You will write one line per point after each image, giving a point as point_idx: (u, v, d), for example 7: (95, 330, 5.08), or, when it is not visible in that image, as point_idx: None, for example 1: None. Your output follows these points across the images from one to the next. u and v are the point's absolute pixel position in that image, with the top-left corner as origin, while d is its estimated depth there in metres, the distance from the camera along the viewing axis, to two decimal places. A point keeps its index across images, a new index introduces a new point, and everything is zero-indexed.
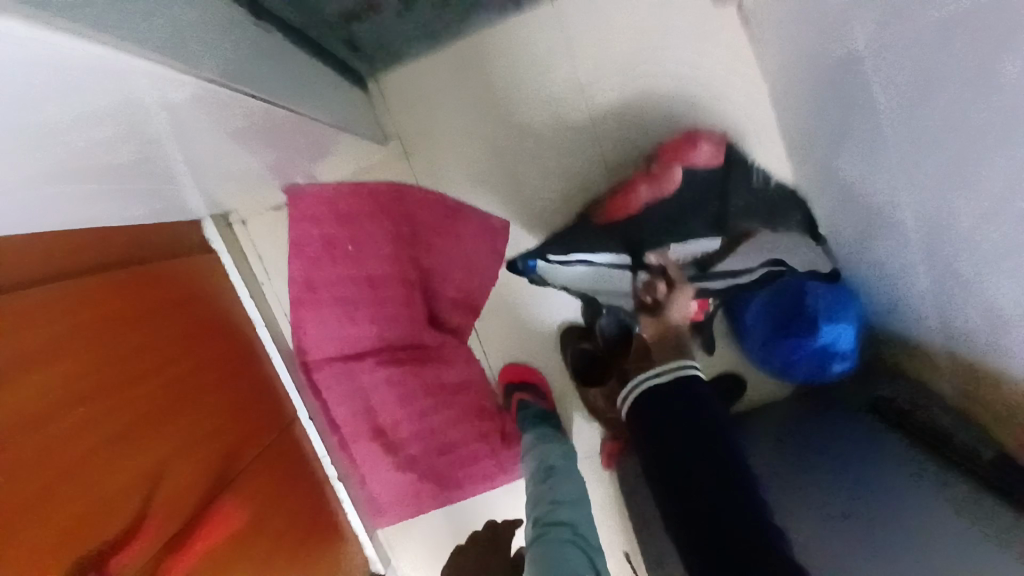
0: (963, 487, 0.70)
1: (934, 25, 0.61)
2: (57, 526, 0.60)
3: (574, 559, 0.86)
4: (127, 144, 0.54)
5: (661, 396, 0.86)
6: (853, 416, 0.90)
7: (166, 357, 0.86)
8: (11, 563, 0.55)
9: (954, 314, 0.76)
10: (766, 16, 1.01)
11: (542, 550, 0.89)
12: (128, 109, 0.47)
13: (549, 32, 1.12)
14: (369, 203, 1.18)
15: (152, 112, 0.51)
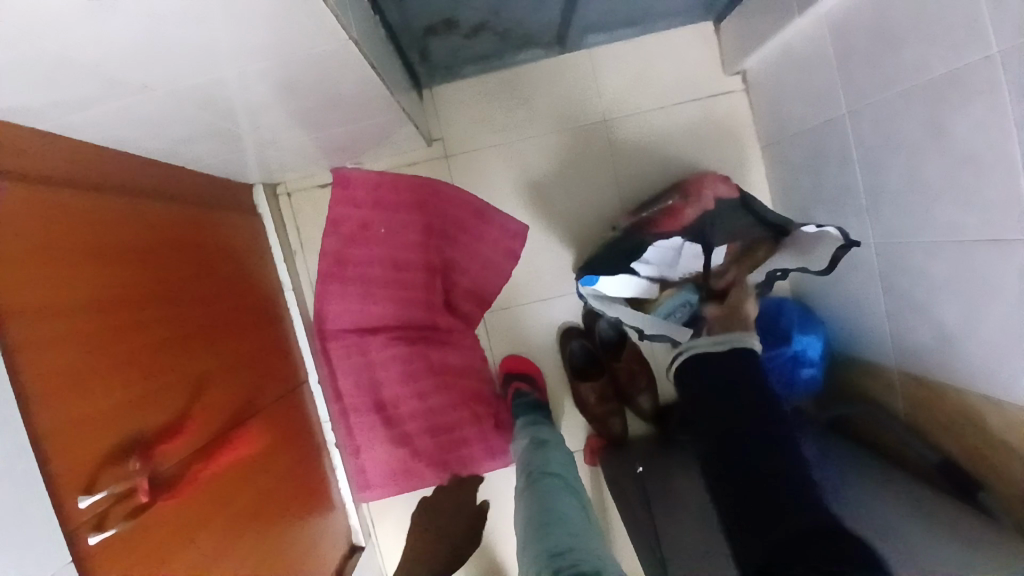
0: (946, 506, 0.84)
1: (982, 97, 0.72)
2: (109, 400, 0.71)
3: (566, 501, 0.87)
4: (223, 65, 0.66)
5: (710, 365, 0.98)
6: (856, 455, 1.01)
7: (204, 301, 0.96)
8: (73, 412, 0.65)
9: (911, 335, 0.98)
10: (771, 86, 1.19)
11: (535, 497, 0.89)
12: (257, 30, 0.61)
13: (586, 70, 1.26)
14: (405, 194, 1.26)
15: (262, 48, 0.65)
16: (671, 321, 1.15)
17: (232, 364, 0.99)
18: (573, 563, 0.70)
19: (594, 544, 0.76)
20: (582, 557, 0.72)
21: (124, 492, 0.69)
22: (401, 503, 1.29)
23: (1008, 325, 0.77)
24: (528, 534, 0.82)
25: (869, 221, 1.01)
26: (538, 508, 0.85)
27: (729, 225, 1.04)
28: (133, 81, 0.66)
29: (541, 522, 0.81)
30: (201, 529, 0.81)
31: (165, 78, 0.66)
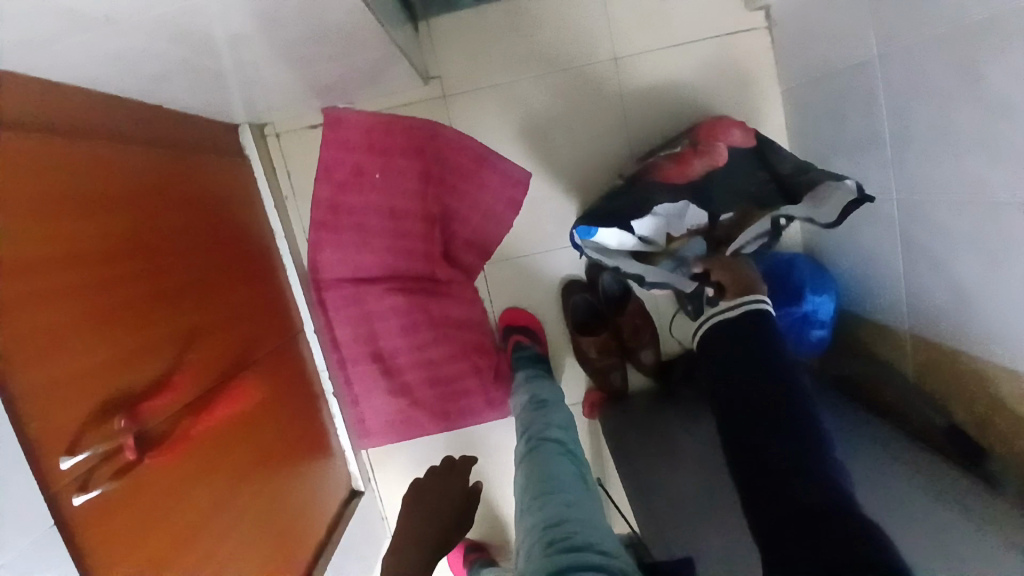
0: (955, 477, 0.82)
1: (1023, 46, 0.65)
2: (91, 360, 0.68)
3: (565, 469, 0.85)
4: None
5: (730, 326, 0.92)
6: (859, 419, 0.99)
7: (192, 252, 0.92)
8: (51, 375, 0.62)
9: (927, 299, 0.94)
10: (794, 22, 1.09)
11: (534, 463, 0.87)
12: None
13: (596, 2, 1.16)
14: (401, 136, 1.19)
15: None
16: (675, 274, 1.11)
17: (223, 316, 0.96)
18: (567, 539, 0.69)
19: (591, 516, 0.75)
20: (578, 531, 0.70)
21: (111, 451, 0.68)
22: (400, 453, 1.29)
23: None
24: (525, 502, 0.81)
25: (892, 173, 0.94)
26: (535, 475, 0.84)
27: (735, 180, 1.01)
28: (89, 15, 0.59)
29: (538, 491, 0.80)
30: (194, 485, 0.80)
31: (119, 11, 0.60)
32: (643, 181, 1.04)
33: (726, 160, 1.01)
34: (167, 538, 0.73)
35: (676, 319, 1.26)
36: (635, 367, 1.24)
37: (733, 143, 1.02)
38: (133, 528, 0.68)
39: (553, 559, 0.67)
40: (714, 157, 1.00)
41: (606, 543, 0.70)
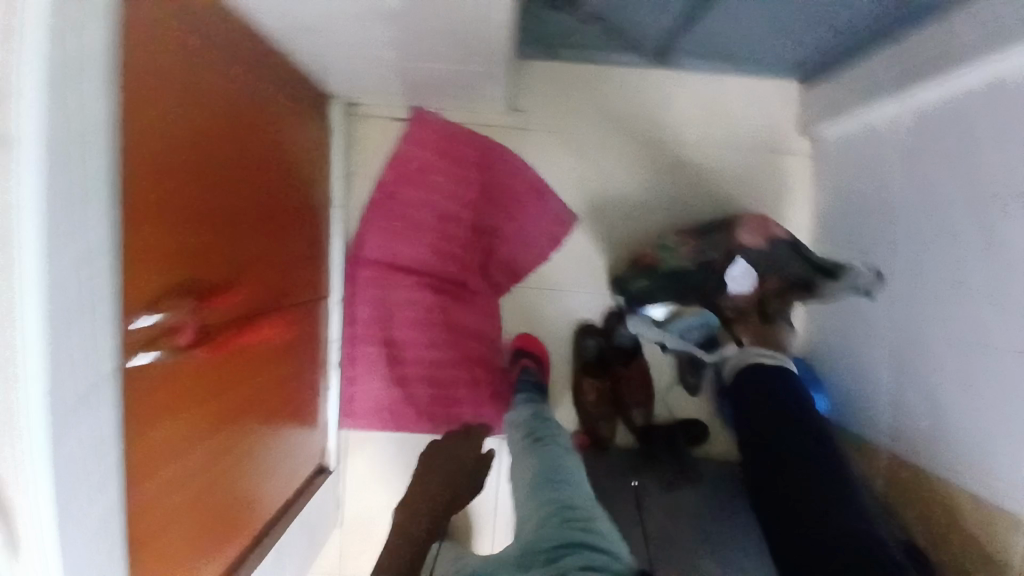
0: None
1: None
2: (175, 241, 0.70)
3: (573, 468, 0.95)
4: None
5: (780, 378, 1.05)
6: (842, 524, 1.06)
7: (271, 187, 0.97)
8: (148, 240, 0.65)
9: (906, 416, 1.04)
10: (837, 157, 1.25)
11: (542, 459, 0.98)
12: None
13: (673, 91, 1.31)
14: (472, 151, 1.28)
15: None
16: (686, 339, 1.18)
17: (276, 254, 0.99)
18: (576, 529, 0.80)
19: (595, 512, 0.85)
20: (585, 524, 0.81)
21: (172, 326, 0.69)
22: (379, 442, 1.31)
23: (999, 429, 0.83)
24: (533, 490, 0.92)
25: (898, 300, 1.06)
26: (544, 470, 0.95)
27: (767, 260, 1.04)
28: None
29: (547, 485, 0.91)
30: (216, 392, 0.81)
31: None
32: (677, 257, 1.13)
33: (765, 248, 1.03)
34: (181, 429, 0.73)
35: (671, 387, 1.33)
36: (624, 423, 1.29)
37: (776, 236, 1.02)
38: (163, 409, 0.69)
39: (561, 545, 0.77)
40: (750, 243, 1.03)
41: (608, 534, 0.81)
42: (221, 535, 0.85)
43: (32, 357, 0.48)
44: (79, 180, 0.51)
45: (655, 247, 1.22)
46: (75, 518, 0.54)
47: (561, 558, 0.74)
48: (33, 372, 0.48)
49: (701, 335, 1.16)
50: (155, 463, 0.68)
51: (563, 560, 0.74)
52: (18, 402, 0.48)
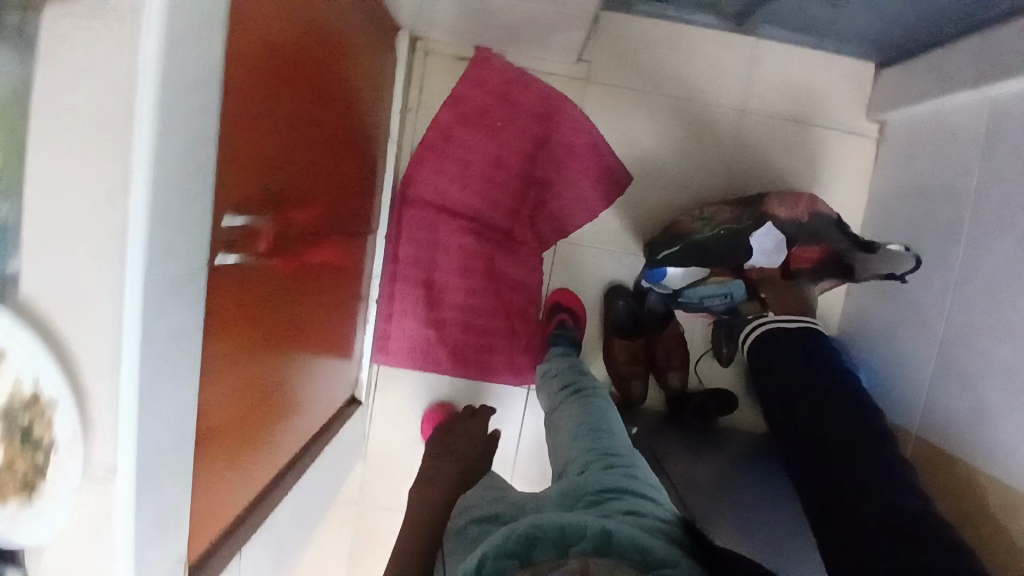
0: None
1: None
2: (258, 146, 0.69)
3: (611, 430, 0.99)
4: None
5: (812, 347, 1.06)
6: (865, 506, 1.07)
7: (343, 108, 0.94)
8: (235, 139, 0.63)
9: (947, 408, 1.04)
10: (905, 144, 1.22)
11: (582, 415, 1.03)
12: None
13: (746, 58, 1.27)
14: (535, 99, 1.25)
15: None
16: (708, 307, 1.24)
17: (339, 180, 0.98)
18: (614, 489, 0.84)
19: (633, 471, 0.89)
20: (624, 484, 0.85)
21: (249, 231, 0.69)
22: (409, 381, 1.31)
23: None
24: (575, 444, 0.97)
25: (951, 294, 1.06)
26: (581, 434, 0.99)
27: (805, 233, 1.11)
28: None
29: (584, 448, 0.95)
30: (279, 305, 0.81)
31: None
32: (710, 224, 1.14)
33: (805, 220, 1.10)
34: (248, 337, 0.74)
35: (703, 357, 1.33)
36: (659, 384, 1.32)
37: (818, 210, 1.10)
38: (233, 313, 0.68)
39: (602, 502, 0.81)
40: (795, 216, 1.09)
41: (645, 494, 0.85)
42: (274, 445, 0.88)
43: (135, 233, 0.50)
44: (188, 67, 0.52)
45: (690, 215, 1.20)
46: (155, 402, 0.55)
47: (603, 512, 0.78)
48: (133, 248, 0.50)
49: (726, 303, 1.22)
50: (228, 363, 0.69)
51: (605, 513, 0.78)
52: (124, 274, 0.51)
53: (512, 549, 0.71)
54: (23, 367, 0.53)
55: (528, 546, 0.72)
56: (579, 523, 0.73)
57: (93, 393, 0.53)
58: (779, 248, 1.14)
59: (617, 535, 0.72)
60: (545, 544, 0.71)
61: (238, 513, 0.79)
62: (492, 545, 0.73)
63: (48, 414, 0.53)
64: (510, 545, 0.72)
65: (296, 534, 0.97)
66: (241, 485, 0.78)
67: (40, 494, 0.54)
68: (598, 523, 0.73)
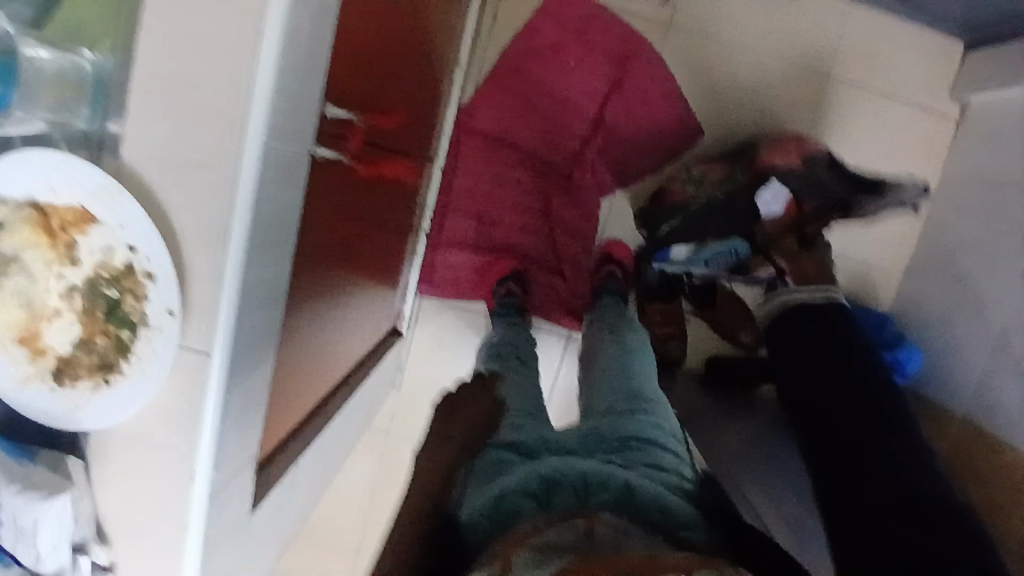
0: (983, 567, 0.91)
1: None
2: (363, 34, 0.64)
3: (642, 378, 0.95)
4: None
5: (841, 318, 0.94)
6: None
7: (430, 18, 0.89)
8: (347, 17, 0.58)
9: (999, 395, 1.02)
10: (988, 126, 1.17)
11: (616, 362, 0.99)
12: None
13: (834, 19, 1.21)
14: (612, 38, 1.18)
15: None
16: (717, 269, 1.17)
17: (416, 98, 0.92)
18: (640, 440, 0.80)
19: (660, 421, 0.85)
20: (649, 435, 0.82)
21: (345, 125, 0.64)
22: (448, 319, 1.29)
23: None
24: (607, 389, 0.93)
25: (1016, 286, 1.02)
26: (614, 377, 0.95)
27: (804, 178, 1.08)
28: None
29: (612, 390, 0.92)
30: (358, 215, 0.77)
31: None
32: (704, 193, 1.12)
33: (802, 165, 1.08)
34: (332, 242, 0.70)
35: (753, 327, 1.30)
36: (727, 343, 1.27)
37: (808, 153, 1.09)
38: (321, 211, 0.64)
39: (625, 453, 0.78)
40: (792, 160, 1.08)
41: (671, 448, 0.82)
42: (335, 363, 0.85)
43: (259, 100, 0.46)
44: None
45: (681, 174, 1.19)
46: (252, 288, 0.51)
47: (625, 464, 0.75)
48: (255, 116, 0.46)
49: (732, 263, 1.16)
50: (313, 263, 0.65)
51: (627, 466, 0.74)
52: (240, 144, 0.47)
53: (530, 487, 0.68)
54: (120, 235, 0.49)
55: (547, 488, 0.68)
56: (601, 473, 0.70)
57: (194, 270, 0.49)
58: (780, 195, 1.08)
59: (637, 493, 0.68)
60: (564, 491, 0.68)
61: (293, 425, 0.74)
62: (509, 479, 0.69)
63: (142, 287, 0.49)
64: (528, 482, 0.68)
65: (338, 455, 0.94)
66: (302, 397, 0.74)
67: (118, 373, 0.51)
68: (621, 478, 0.69)
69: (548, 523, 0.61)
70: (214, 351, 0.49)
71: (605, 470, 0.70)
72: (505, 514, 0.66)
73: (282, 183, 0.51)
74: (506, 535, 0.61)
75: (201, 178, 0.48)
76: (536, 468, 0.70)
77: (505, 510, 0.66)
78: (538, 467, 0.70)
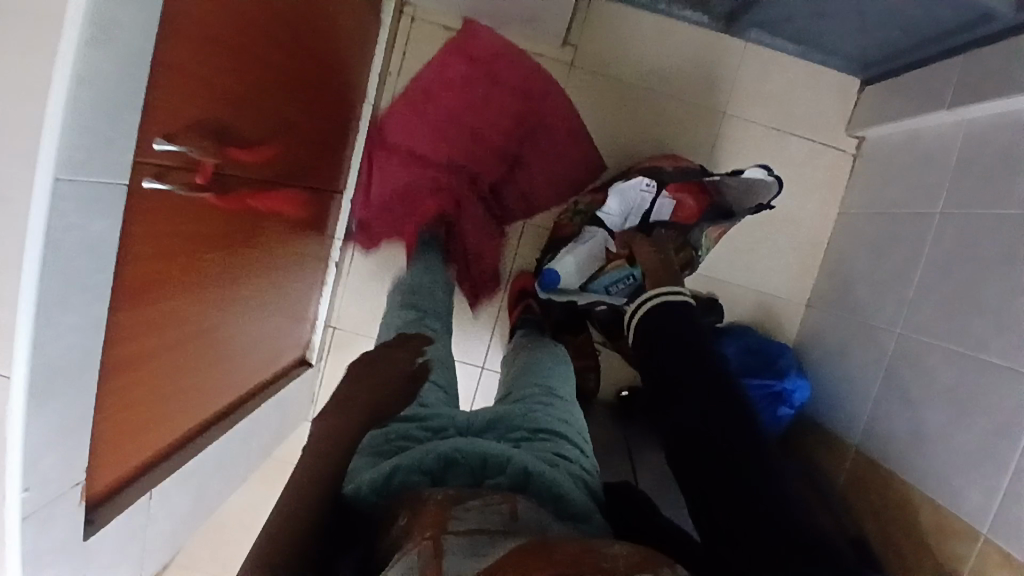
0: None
1: None
2: (210, 78, 0.68)
3: (557, 379, 1.00)
4: None
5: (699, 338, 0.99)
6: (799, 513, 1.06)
7: (315, 61, 0.93)
8: (182, 64, 0.62)
9: (880, 421, 1.04)
10: (878, 160, 1.22)
11: (527, 369, 1.03)
12: None
13: (731, 58, 1.26)
14: (520, 75, 1.23)
15: None
16: (613, 294, 1.15)
17: (306, 129, 0.97)
18: (546, 431, 0.83)
19: (562, 420, 0.87)
20: (556, 428, 0.85)
21: (188, 159, 0.68)
22: (360, 347, 1.31)
23: (978, 438, 0.86)
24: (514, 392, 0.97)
25: (904, 314, 1.05)
26: (525, 379, 0.99)
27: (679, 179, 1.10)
28: None
29: (525, 391, 0.95)
30: (223, 245, 0.80)
31: None
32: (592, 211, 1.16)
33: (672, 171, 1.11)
34: (183, 271, 0.72)
35: None
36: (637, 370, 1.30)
37: (679, 166, 1.12)
38: (157, 241, 0.66)
39: (531, 441, 0.80)
40: (662, 164, 1.12)
41: (576, 441, 0.85)
42: (210, 391, 0.87)
43: (52, 135, 0.48)
44: None
45: (567, 214, 1.22)
46: (59, 312, 0.54)
47: (528, 450, 0.77)
48: (46, 151, 0.49)
49: (630, 287, 1.14)
50: (145, 295, 0.66)
51: (528, 449, 0.77)
52: (36, 177, 0.49)
53: (427, 465, 0.70)
54: None
55: (444, 466, 0.71)
56: (501, 456, 0.72)
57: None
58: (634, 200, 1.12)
59: (536, 475, 0.71)
60: (461, 469, 0.71)
61: (145, 455, 0.76)
62: (407, 457, 0.71)
63: None
64: (424, 460, 0.71)
65: (220, 481, 0.95)
66: (155, 425, 0.75)
67: None
68: (520, 460, 0.72)
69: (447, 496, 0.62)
70: (13, 373, 0.52)
71: (505, 452, 0.73)
72: (400, 491, 0.67)
73: (87, 215, 0.54)
74: (402, 506, 0.63)
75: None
76: (436, 448, 0.72)
77: (399, 486, 0.68)
78: (437, 447, 0.73)
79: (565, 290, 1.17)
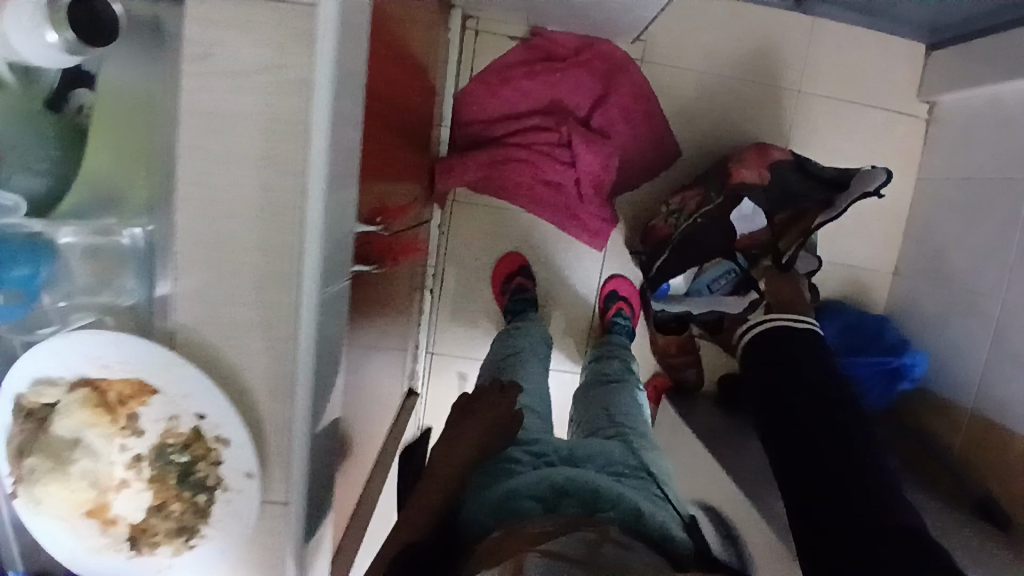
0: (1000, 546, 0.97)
1: None
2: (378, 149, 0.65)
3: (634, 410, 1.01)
4: None
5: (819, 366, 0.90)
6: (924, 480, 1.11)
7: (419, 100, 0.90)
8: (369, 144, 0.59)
9: (995, 384, 1.09)
10: (956, 124, 1.23)
11: (611, 395, 1.05)
12: None
13: (800, 35, 1.25)
14: (590, 61, 1.16)
15: None
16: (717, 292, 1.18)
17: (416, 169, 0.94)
18: (644, 471, 0.83)
19: (656, 460, 0.87)
20: (654, 471, 0.84)
21: (371, 235, 0.65)
22: (461, 367, 1.31)
23: None
24: (608, 418, 0.98)
25: (1007, 281, 1.08)
26: (612, 409, 1.00)
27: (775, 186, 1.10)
28: None
29: (609, 423, 0.96)
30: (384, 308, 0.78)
31: None
32: (682, 219, 1.15)
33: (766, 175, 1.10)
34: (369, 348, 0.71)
35: None
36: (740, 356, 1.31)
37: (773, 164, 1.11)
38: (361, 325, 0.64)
39: (633, 480, 0.80)
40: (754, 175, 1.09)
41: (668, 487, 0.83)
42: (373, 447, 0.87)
43: (309, 254, 0.46)
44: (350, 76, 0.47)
45: (662, 216, 1.22)
46: (322, 432, 0.52)
47: (632, 488, 0.77)
48: (307, 271, 0.46)
49: (734, 282, 1.15)
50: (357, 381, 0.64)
51: (634, 489, 0.76)
52: (297, 300, 0.47)
53: (540, 492, 0.71)
54: (185, 404, 0.49)
55: (557, 495, 0.71)
56: (612, 492, 0.72)
57: (270, 425, 0.50)
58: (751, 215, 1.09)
59: (647, 516, 0.70)
60: (572, 501, 0.70)
61: (344, 529, 0.76)
62: (524, 482, 0.72)
63: (216, 450, 0.50)
64: (536, 489, 0.71)
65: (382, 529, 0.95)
66: (351, 498, 0.75)
67: (202, 535, 0.51)
68: (631, 499, 0.71)
69: (548, 529, 0.62)
70: (292, 498, 0.51)
71: (616, 491, 0.72)
72: (512, 513, 0.69)
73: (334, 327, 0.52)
74: (504, 533, 0.62)
75: (260, 336, 0.48)
76: (551, 476, 0.73)
77: (513, 509, 0.69)
78: (552, 475, 0.73)
79: (675, 302, 1.21)
